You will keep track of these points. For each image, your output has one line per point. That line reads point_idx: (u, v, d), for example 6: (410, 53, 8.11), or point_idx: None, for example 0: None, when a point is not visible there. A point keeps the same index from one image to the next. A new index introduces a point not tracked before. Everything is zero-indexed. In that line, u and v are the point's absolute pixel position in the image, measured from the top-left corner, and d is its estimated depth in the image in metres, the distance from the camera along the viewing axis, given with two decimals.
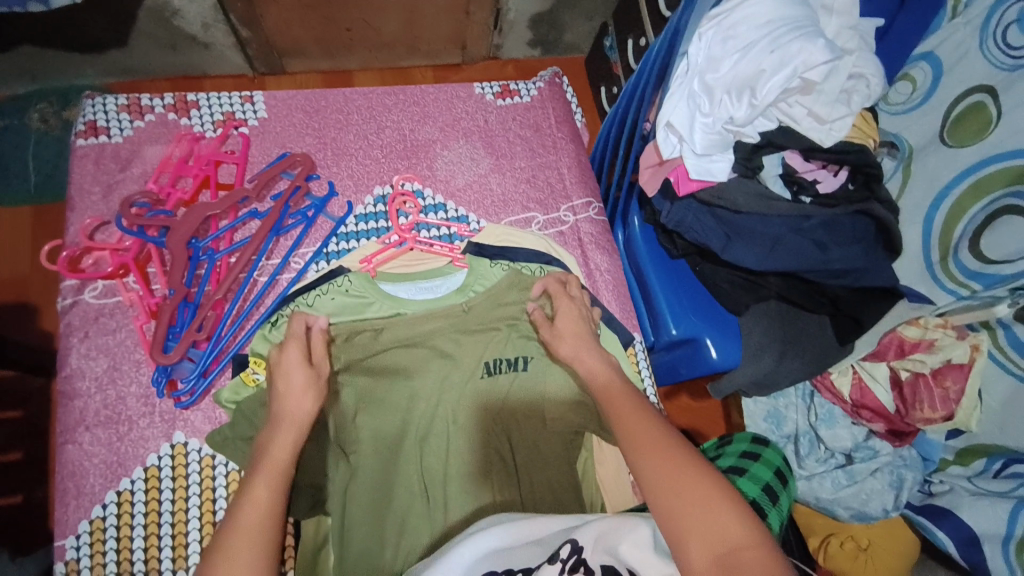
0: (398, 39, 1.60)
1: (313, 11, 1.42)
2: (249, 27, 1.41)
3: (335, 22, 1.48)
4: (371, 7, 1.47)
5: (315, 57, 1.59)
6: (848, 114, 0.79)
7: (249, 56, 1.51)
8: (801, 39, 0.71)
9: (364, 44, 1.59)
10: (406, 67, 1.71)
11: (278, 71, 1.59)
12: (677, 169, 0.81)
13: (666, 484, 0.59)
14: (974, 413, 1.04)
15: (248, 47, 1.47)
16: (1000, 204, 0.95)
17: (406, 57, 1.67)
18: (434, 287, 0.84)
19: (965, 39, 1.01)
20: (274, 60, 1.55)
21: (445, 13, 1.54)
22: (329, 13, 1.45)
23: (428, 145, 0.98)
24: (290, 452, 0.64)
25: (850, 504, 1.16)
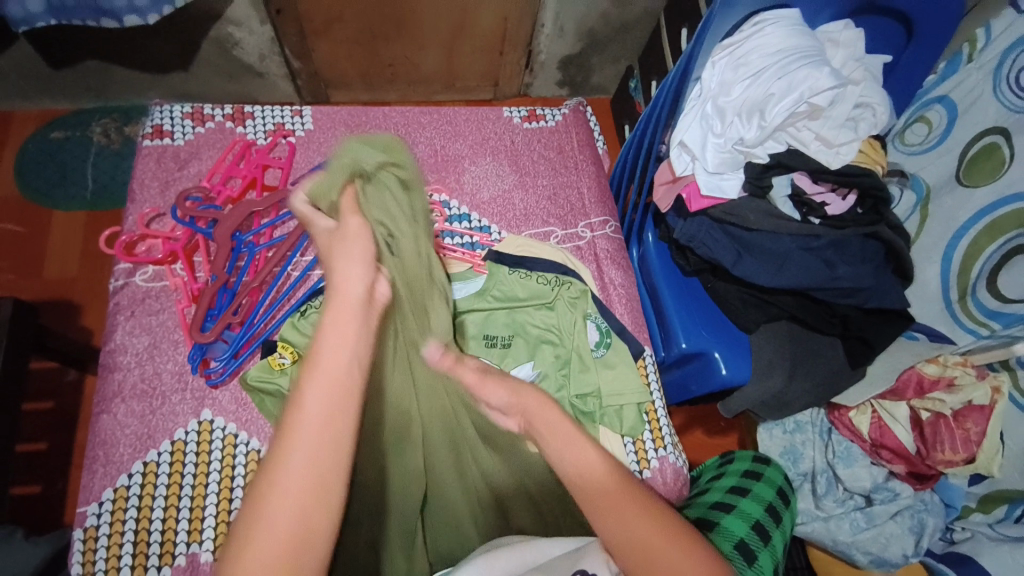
0: (436, 76, 1.73)
1: (360, 46, 1.56)
2: (301, 60, 1.55)
3: (379, 56, 1.61)
4: (413, 44, 1.59)
5: (356, 88, 1.72)
6: (854, 138, 0.84)
7: (298, 86, 1.64)
8: (808, 66, 0.77)
9: (404, 79, 1.72)
10: (439, 101, 1.83)
11: (323, 99, 1.73)
12: (689, 185, 0.86)
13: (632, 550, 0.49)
14: (995, 458, 1.02)
15: (298, 77, 1.61)
16: (1015, 243, 0.97)
17: (441, 92, 1.79)
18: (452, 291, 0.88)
19: (979, 83, 1.04)
20: (321, 89, 1.69)
21: (481, 52, 1.66)
22: (374, 48, 1.58)
23: (457, 160, 1.05)
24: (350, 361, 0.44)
25: (868, 548, 1.10)
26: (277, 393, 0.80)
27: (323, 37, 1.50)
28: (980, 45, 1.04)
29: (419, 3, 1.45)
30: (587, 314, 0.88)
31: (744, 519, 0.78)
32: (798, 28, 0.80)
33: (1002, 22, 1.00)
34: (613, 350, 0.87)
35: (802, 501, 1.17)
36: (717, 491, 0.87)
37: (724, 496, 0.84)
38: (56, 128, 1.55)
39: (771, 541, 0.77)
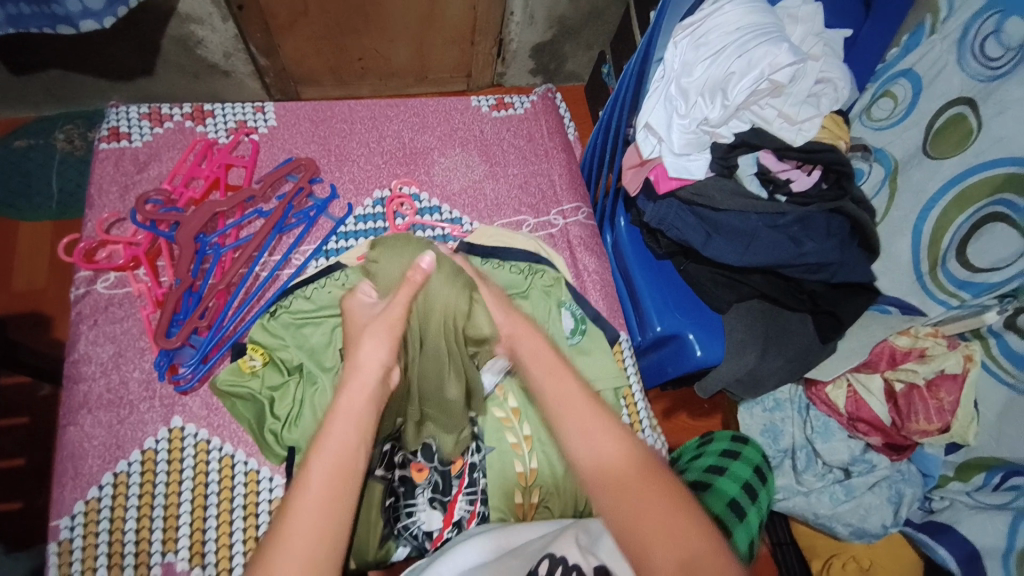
0: (407, 68, 1.71)
1: (327, 41, 1.53)
2: (268, 57, 1.52)
3: (347, 51, 1.59)
4: (382, 37, 1.57)
5: (327, 85, 1.70)
6: (816, 115, 0.85)
7: (266, 84, 1.61)
8: (766, 44, 0.77)
9: (374, 72, 1.70)
10: (412, 94, 1.81)
11: (292, 96, 1.70)
12: (656, 168, 0.86)
13: (620, 506, 0.51)
14: (969, 426, 1.06)
15: (265, 75, 1.57)
16: (986, 212, 1.00)
17: (413, 84, 1.77)
18: None
19: (942, 54, 1.06)
20: (290, 86, 1.66)
21: (452, 43, 1.64)
22: (343, 42, 1.55)
23: (426, 152, 1.04)
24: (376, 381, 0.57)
25: (848, 520, 1.15)
26: (249, 396, 0.79)
27: (288, 32, 1.48)
28: (943, 15, 1.06)
29: None
30: (562, 302, 0.87)
31: (718, 499, 0.80)
32: (756, 7, 0.81)
33: None
34: (589, 337, 0.87)
35: (783, 477, 1.21)
36: (694, 470, 0.89)
37: (702, 475, 0.86)
38: (18, 137, 1.50)
39: (747, 515, 0.80)
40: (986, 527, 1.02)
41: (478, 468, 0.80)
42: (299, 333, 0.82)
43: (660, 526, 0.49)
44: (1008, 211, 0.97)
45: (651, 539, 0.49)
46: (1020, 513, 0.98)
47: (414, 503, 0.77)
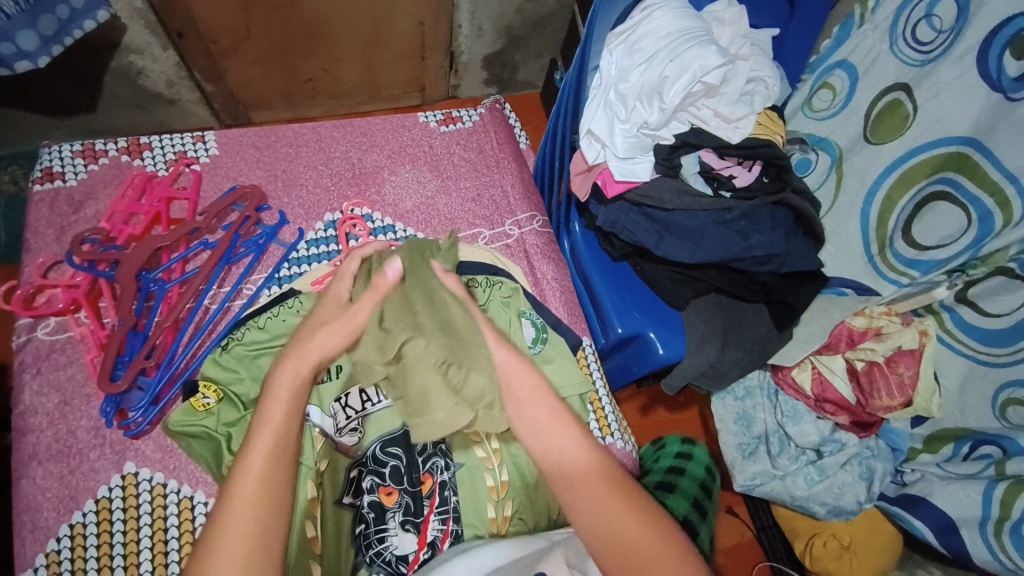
0: (358, 88, 1.71)
1: (275, 64, 1.52)
2: (213, 83, 1.50)
3: (297, 72, 1.57)
4: (329, 56, 1.56)
5: (278, 107, 1.68)
6: (750, 112, 0.87)
7: (215, 110, 1.59)
8: (696, 47, 0.79)
9: (326, 93, 1.69)
10: (367, 112, 1.80)
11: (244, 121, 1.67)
12: (603, 172, 0.87)
13: (585, 509, 0.61)
14: (931, 398, 1.11)
15: (213, 101, 1.55)
16: (929, 190, 1.07)
17: (367, 102, 1.77)
18: None
19: (876, 43, 1.15)
20: (240, 111, 1.64)
21: (403, 59, 1.64)
22: (291, 65, 1.54)
23: (376, 171, 1.02)
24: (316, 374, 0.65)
25: (824, 500, 1.20)
26: (205, 434, 0.76)
27: (231, 57, 1.46)
28: (871, 6, 1.15)
29: (330, 16, 1.43)
30: (522, 311, 0.87)
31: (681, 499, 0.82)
32: (685, 12, 0.82)
33: None
34: (548, 346, 0.86)
35: (759, 463, 1.24)
36: (655, 474, 0.90)
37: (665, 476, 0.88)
38: None
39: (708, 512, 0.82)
40: (961, 498, 1.07)
41: (449, 486, 0.78)
42: (254, 365, 0.80)
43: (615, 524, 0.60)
44: (949, 188, 1.04)
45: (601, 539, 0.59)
46: (992, 480, 1.03)
47: (385, 528, 0.74)
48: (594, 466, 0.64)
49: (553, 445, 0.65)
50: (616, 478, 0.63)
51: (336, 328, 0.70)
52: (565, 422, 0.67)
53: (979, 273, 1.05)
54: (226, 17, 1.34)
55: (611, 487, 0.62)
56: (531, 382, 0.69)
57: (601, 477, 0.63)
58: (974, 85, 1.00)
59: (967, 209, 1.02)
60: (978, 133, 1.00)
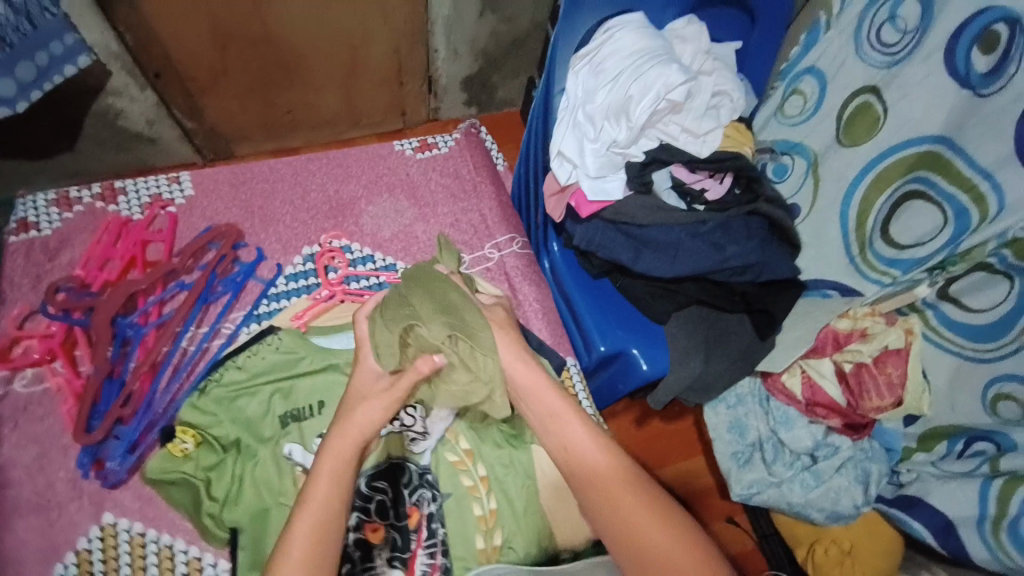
0: (340, 115, 1.71)
1: (253, 97, 1.53)
2: (193, 118, 1.52)
3: (275, 104, 1.58)
4: (308, 87, 1.57)
5: (260, 140, 1.69)
6: (717, 126, 0.88)
7: (197, 146, 1.60)
8: (658, 66, 0.80)
9: (306, 123, 1.69)
10: (350, 139, 1.80)
11: (226, 154, 1.67)
12: (576, 193, 0.87)
13: (599, 499, 0.70)
14: (922, 397, 1.11)
15: (194, 137, 1.57)
16: (904, 190, 1.09)
17: (350, 130, 1.76)
18: None
19: (841, 49, 1.17)
20: (222, 145, 1.64)
21: (383, 86, 1.66)
22: (268, 97, 1.55)
23: (353, 202, 1.03)
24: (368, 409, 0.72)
25: (823, 506, 1.18)
26: (182, 480, 0.75)
27: (211, 94, 1.48)
28: (836, 11, 1.17)
29: (307, 50, 1.45)
30: None
31: None
32: (646, 30, 0.84)
33: None
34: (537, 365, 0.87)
35: (755, 472, 1.21)
36: None
37: None
38: None
39: None
40: (957, 496, 1.06)
41: (436, 518, 0.78)
42: (233, 406, 0.79)
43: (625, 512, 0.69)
44: (925, 187, 1.06)
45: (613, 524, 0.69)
46: (988, 478, 1.03)
47: (372, 566, 0.73)
48: (604, 461, 0.72)
49: (568, 446, 0.74)
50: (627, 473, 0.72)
51: (378, 402, 0.72)
52: (590, 431, 0.75)
53: (959, 268, 1.04)
54: (202, 56, 1.37)
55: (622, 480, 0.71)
56: (544, 388, 0.77)
57: (613, 472, 0.72)
58: (944, 84, 1.01)
59: (941, 207, 1.03)
60: (949, 131, 1.02)
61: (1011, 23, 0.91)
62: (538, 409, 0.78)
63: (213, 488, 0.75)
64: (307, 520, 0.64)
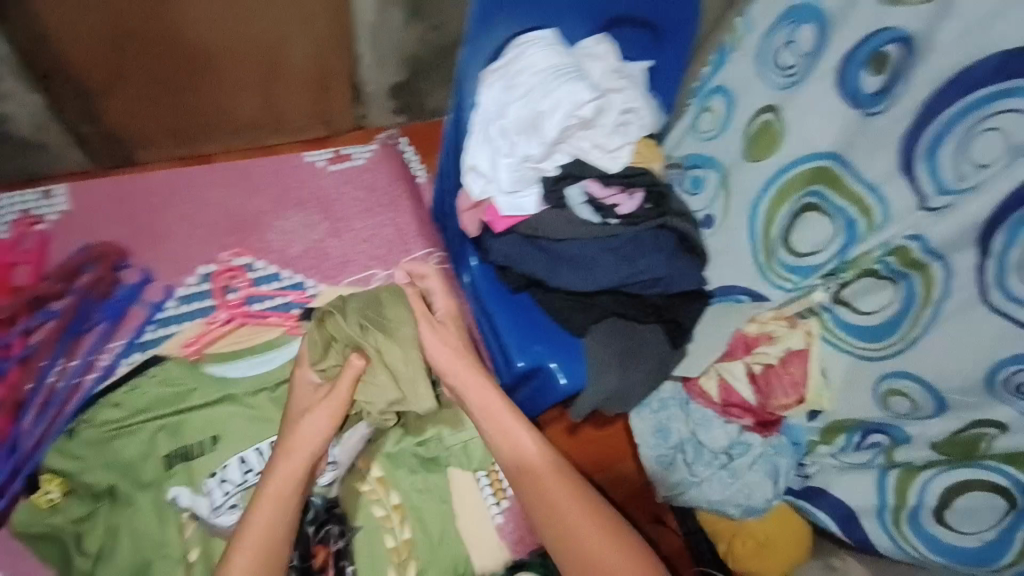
0: (261, 121, 1.66)
1: (159, 99, 1.50)
2: (87, 122, 1.47)
3: (184, 108, 1.54)
4: (223, 88, 1.53)
5: (169, 146, 1.63)
6: (627, 142, 0.90)
7: (92, 151, 1.54)
8: (566, 83, 0.81)
9: (220, 126, 1.62)
10: (272, 145, 1.72)
11: (128, 162, 1.61)
12: (489, 209, 0.88)
13: (529, 491, 0.84)
14: (822, 393, 1.19)
15: (88, 142, 1.51)
16: (802, 203, 1.16)
17: (271, 135, 1.69)
18: (268, 360, 0.99)
19: (747, 69, 1.25)
20: (121, 149, 1.58)
21: (304, 88, 1.62)
22: (177, 100, 1.52)
23: (259, 218, 1.13)
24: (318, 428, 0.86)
25: (737, 501, 1.26)
26: (52, 533, 0.85)
27: (110, 95, 1.45)
28: (742, 33, 1.25)
29: (215, 50, 1.45)
30: None
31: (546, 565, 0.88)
32: (556, 48, 0.85)
33: (759, 8, 1.22)
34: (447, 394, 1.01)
35: (678, 472, 1.31)
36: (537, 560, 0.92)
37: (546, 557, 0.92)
38: None
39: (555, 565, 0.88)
40: (856, 487, 1.15)
41: (345, 554, 0.89)
42: (118, 445, 0.89)
43: (548, 503, 0.82)
44: (819, 200, 1.13)
45: (540, 512, 0.82)
46: (882, 470, 1.11)
47: None
48: (537, 452, 0.86)
49: (504, 441, 0.87)
50: (563, 468, 0.85)
51: (322, 411, 0.87)
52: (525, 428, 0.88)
53: (848, 276, 1.11)
54: (95, 56, 1.34)
55: (559, 471, 0.84)
56: (489, 396, 0.90)
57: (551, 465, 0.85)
58: (836, 104, 1.09)
59: (834, 218, 1.11)
60: (841, 147, 1.09)
61: (902, 45, 1.00)
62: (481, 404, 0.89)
63: (118, 512, 0.85)
64: (251, 534, 0.77)
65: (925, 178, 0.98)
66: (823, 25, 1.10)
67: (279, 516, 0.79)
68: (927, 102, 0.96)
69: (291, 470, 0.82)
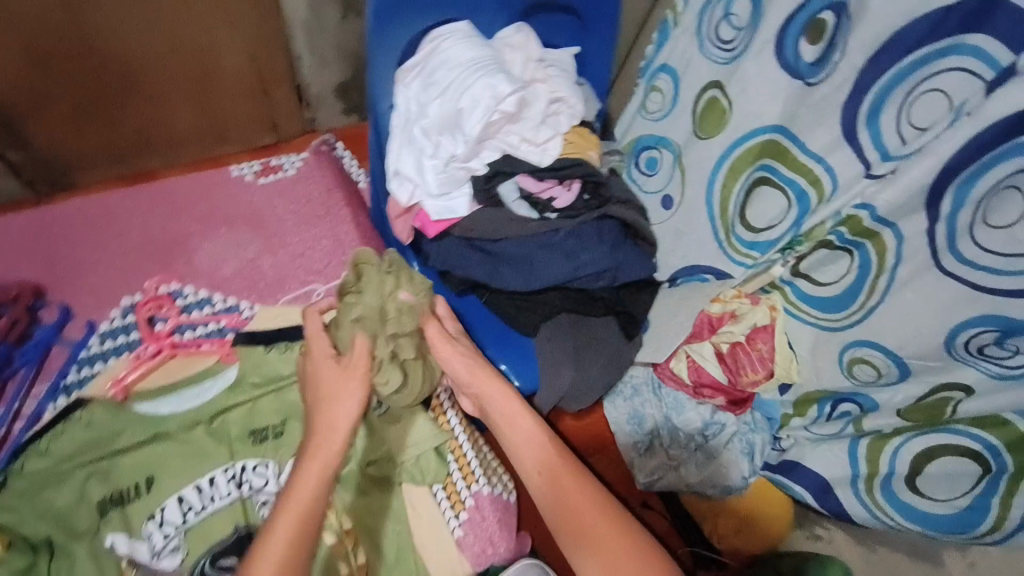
0: (201, 133, 1.67)
1: (90, 116, 1.52)
2: (19, 150, 1.52)
3: (117, 123, 1.56)
4: (157, 102, 1.55)
5: (107, 166, 1.65)
6: (556, 134, 0.87)
7: (29, 180, 1.60)
8: (482, 77, 0.79)
9: (160, 143, 1.66)
10: (220, 157, 1.75)
11: (67, 186, 1.65)
12: (420, 213, 0.86)
13: (540, 485, 0.81)
14: (791, 366, 1.17)
15: (24, 171, 1.57)
16: (755, 178, 1.14)
17: (216, 147, 1.72)
18: (201, 392, 0.91)
19: (686, 47, 1.24)
20: (59, 175, 1.62)
21: (243, 98, 1.63)
22: (109, 117, 1.54)
23: (186, 239, 1.11)
24: (346, 416, 0.78)
25: (715, 481, 1.26)
26: None
27: (36, 120, 1.47)
28: (680, 9, 1.25)
29: (143, 60, 1.45)
30: None
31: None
32: (472, 41, 0.83)
33: None
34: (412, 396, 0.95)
35: (656, 457, 1.33)
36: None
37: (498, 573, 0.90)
38: None
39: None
40: (830, 459, 1.13)
41: None
42: (46, 492, 0.81)
43: (563, 495, 0.78)
44: (771, 173, 1.11)
45: (553, 510, 0.78)
46: (854, 438, 1.09)
47: None
48: (546, 444, 0.82)
49: (513, 432, 0.83)
50: (574, 465, 0.81)
51: (350, 399, 0.79)
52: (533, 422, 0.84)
53: (804, 249, 1.08)
54: (16, 73, 1.36)
55: (572, 468, 0.81)
56: (499, 387, 0.84)
57: (561, 458, 0.81)
58: (777, 75, 1.07)
59: (785, 191, 1.08)
60: (786, 120, 1.07)
61: (835, 11, 0.97)
62: (501, 407, 0.85)
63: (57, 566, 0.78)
64: (277, 536, 0.69)
65: (868, 144, 0.95)
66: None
67: (308, 521, 0.72)
68: (863, 68, 0.94)
69: (319, 464, 0.75)
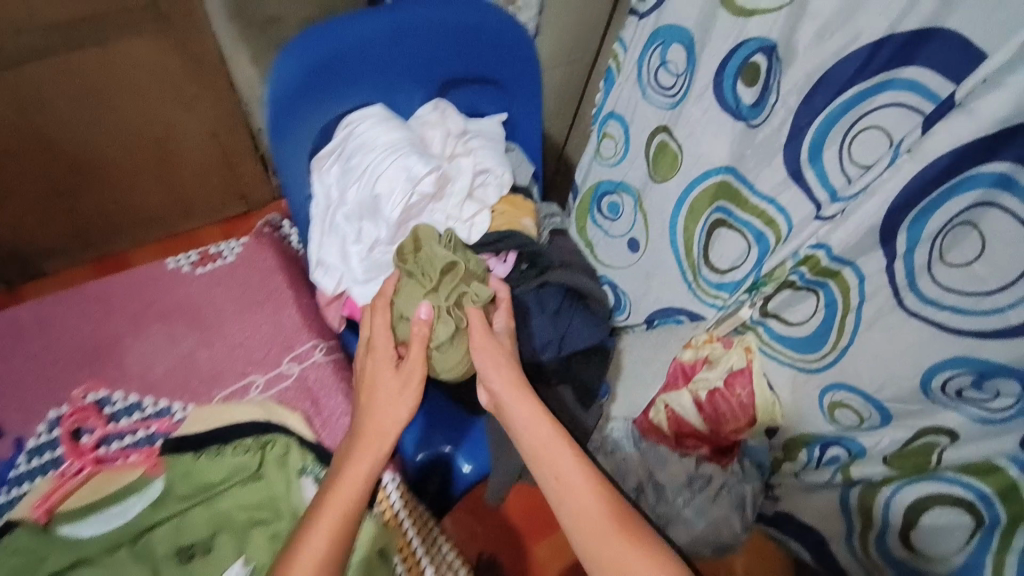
0: (169, 209, 1.69)
1: (54, 205, 1.50)
2: None
3: (82, 210, 1.56)
4: (121, 185, 1.56)
5: (76, 252, 1.66)
6: (480, 209, 0.97)
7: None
8: (395, 161, 0.92)
9: (128, 223, 1.66)
10: (191, 230, 1.79)
11: (37, 274, 1.65)
12: (348, 302, 0.97)
13: (564, 499, 0.72)
14: (773, 408, 1.10)
15: None
16: (713, 219, 1.11)
17: (185, 220, 1.75)
18: (124, 509, 0.90)
19: (631, 93, 1.23)
20: (28, 265, 1.62)
21: (209, 171, 1.65)
22: (72, 203, 1.53)
23: (116, 341, 1.11)
24: (400, 408, 0.75)
25: (707, 541, 1.12)
26: None
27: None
28: (621, 55, 1.23)
29: (100, 146, 1.45)
30: (300, 471, 0.93)
31: None
32: (388, 124, 0.95)
33: (631, 28, 1.19)
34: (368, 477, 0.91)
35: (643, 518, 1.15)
36: None
37: None
38: None
39: None
40: (822, 509, 1.08)
41: None
42: None
43: (589, 517, 0.70)
44: (727, 215, 1.08)
45: (581, 532, 0.70)
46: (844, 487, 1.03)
47: None
48: (565, 446, 0.75)
49: (525, 433, 0.76)
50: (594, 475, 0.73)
51: (405, 391, 0.76)
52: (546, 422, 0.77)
53: (769, 289, 1.03)
54: None
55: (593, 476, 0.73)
56: (514, 384, 0.79)
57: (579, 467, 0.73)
58: (720, 117, 1.05)
59: (743, 232, 1.06)
60: (735, 161, 1.05)
61: (767, 53, 0.95)
62: (518, 408, 0.78)
63: None
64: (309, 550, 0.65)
65: (813, 185, 0.93)
66: (688, 44, 1.08)
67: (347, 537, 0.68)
68: (799, 109, 0.92)
69: (360, 464, 0.72)
